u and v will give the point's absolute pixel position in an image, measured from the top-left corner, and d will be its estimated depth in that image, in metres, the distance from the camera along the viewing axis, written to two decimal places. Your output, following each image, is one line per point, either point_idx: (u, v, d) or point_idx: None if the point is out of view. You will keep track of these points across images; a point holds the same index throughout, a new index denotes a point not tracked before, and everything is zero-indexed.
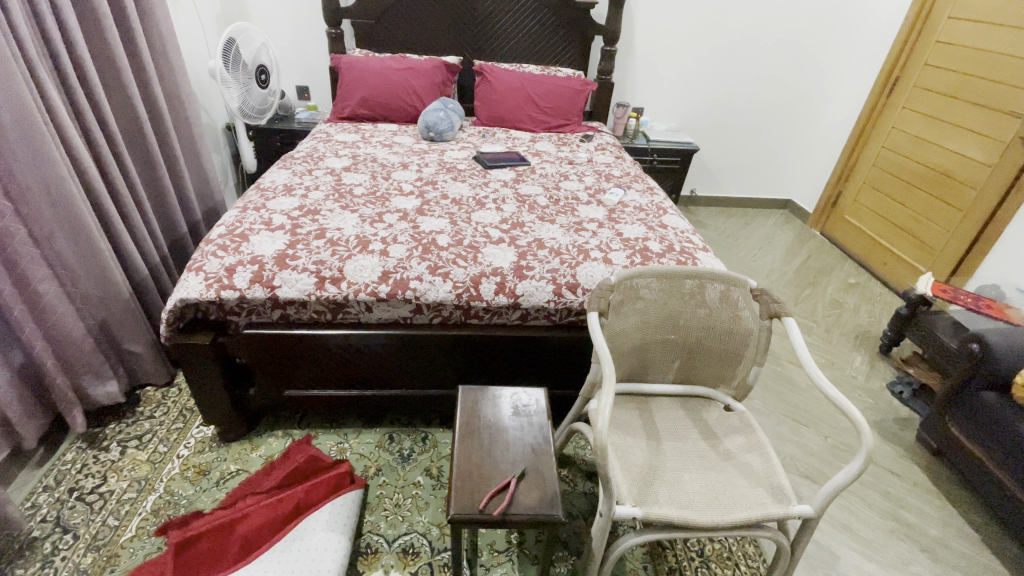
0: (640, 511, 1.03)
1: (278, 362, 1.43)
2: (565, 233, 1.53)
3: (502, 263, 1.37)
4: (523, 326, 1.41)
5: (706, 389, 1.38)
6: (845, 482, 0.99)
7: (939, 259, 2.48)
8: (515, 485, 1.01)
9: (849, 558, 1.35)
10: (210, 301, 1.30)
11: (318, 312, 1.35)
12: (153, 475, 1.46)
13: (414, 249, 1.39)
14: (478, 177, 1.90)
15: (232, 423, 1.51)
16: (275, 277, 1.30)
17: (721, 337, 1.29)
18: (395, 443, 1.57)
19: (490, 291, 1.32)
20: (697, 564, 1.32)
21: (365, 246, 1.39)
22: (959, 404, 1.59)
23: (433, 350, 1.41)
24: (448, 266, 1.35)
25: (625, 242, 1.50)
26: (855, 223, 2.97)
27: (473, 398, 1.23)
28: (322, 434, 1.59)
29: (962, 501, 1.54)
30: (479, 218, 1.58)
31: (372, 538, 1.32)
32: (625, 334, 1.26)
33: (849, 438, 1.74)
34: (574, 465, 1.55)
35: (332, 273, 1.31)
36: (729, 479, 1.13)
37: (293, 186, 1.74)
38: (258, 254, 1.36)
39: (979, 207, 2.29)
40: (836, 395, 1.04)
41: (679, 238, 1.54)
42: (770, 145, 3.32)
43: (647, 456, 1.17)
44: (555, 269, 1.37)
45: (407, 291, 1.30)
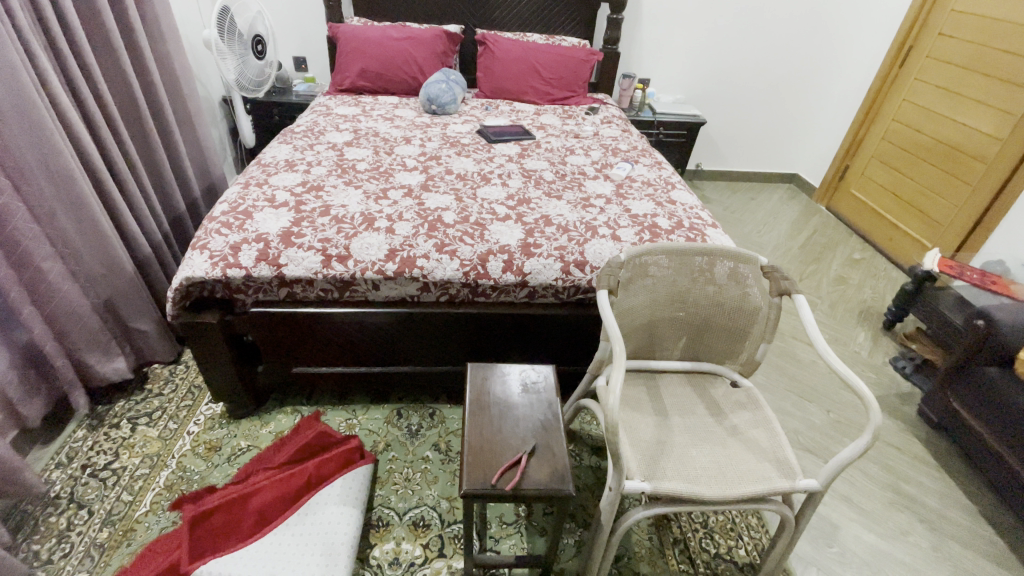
0: (648, 486, 1.04)
1: (287, 340, 1.43)
2: (572, 209, 1.51)
3: (509, 240, 1.36)
4: (530, 304, 1.40)
5: (713, 365, 1.38)
6: (852, 457, 0.99)
7: (945, 235, 2.45)
8: (525, 460, 1.03)
9: (849, 529, 1.38)
10: (216, 279, 1.29)
11: (325, 291, 1.34)
12: (165, 451, 1.48)
13: (419, 227, 1.38)
14: (482, 152, 1.86)
15: (242, 400, 1.52)
16: (281, 256, 1.29)
17: (730, 314, 1.29)
18: (404, 419, 1.59)
19: (498, 269, 1.31)
20: (700, 535, 1.35)
21: (370, 224, 1.37)
22: (962, 379, 1.60)
23: (440, 328, 1.41)
24: (455, 244, 1.33)
25: (633, 218, 1.48)
26: (862, 198, 2.94)
27: (482, 375, 1.23)
28: (331, 410, 1.60)
29: (962, 473, 1.57)
30: (485, 193, 1.56)
31: (383, 511, 1.34)
32: (634, 311, 1.26)
33: (851, 413, 1.75)
34: (580, 440, 1.57)
35: (338, 251, 1.30)
36: (735, 455, 1.14)
37: (295, 162, 1.71)
38: (263, 232, 1.35)
39: (988, 181, 2.26)
40: (846, 371, 1.04)
41: (688, 214, 1.52)
42: (778, 118, 3.25)
43: (655, 432, 1.18)
44: (563, 246, 1.36)
45: (414, 269, 1.29)
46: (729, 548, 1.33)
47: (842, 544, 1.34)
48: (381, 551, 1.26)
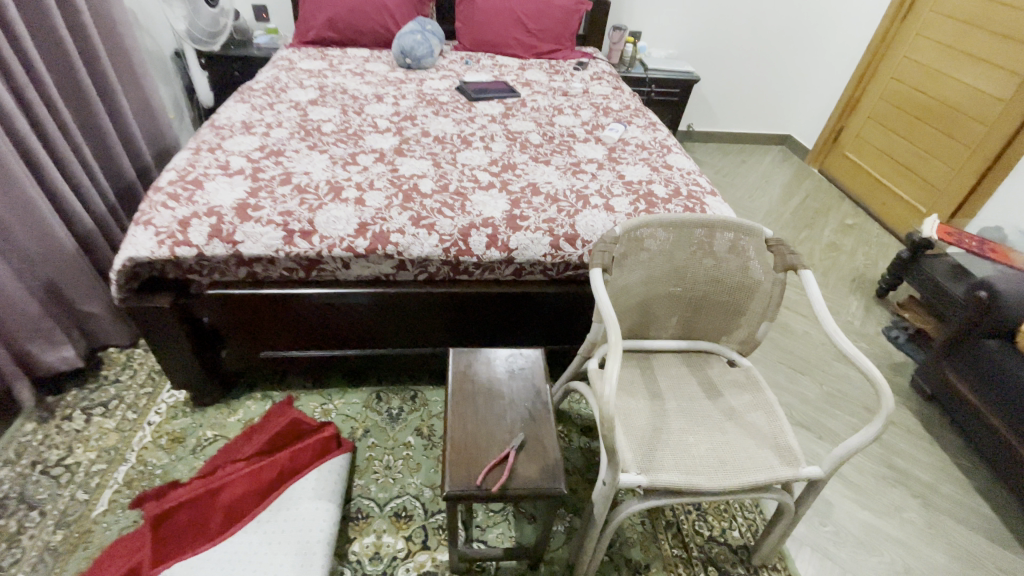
0: (644, 479, 0.97)
1: (250, 322, 1.31)
2: (561, 176, 1.38)
3: (493, 212, 1.24)
4: (517, 282, 1.29)
5: (710, 343, 1.30)
6: (860, 445, 0.93)
7: (940, 200, 2.37)
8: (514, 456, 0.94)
9: (843, 506, 1.36)
10: (164, 259, 1.15)
11: (289, 270, 1.21)
12: (123, 444, 1.37)
13: (393, 197, 1.24)
14: (462, 111, 1.70)
15: (206, 387, 1.41)
16: (236, 232, 1.15)
17: (730, 291, 1.20)
18: (383, 403, 1.50)
19: (481, 244, 1.19)
20: (694, 517, 1.31)
21: (337, 193, 1.23)
22: (960, 352, 1.56)
23: (419, 308, 1.30)
24: (432, 217, 1.20)
25: (628, 186, 1.36)
26: (857, 161, 2.84)
27: (465, 361, 1.14)
28: (305, 394, 1.50)
29: (954, 445, 1.55)
30: (465, 158, 1.42)
31: (362, 502, 1.27)
32: (629, 289, 1.16)
33: (845, 385, 1.71)
34: (569, 420, 1.50)
35: (300, 226, 1.16)
36: (735, 441, 1.08)
37: (252, 123, 1.53)
38: (216, 205, 1.20)
39: (988, 144, 2.17)
40: (855, 352, 0.96)
41: (686, 181, 1.41)
42: (774, 75, 3.10)
43: (650, 418, 1.11)
44: (551, 218, 1.24)
45: (388, 246, 1.16)
46: (722, 530, 1.29)
47: (836, 522, 1.32)
48: (361, 545, 1.19)
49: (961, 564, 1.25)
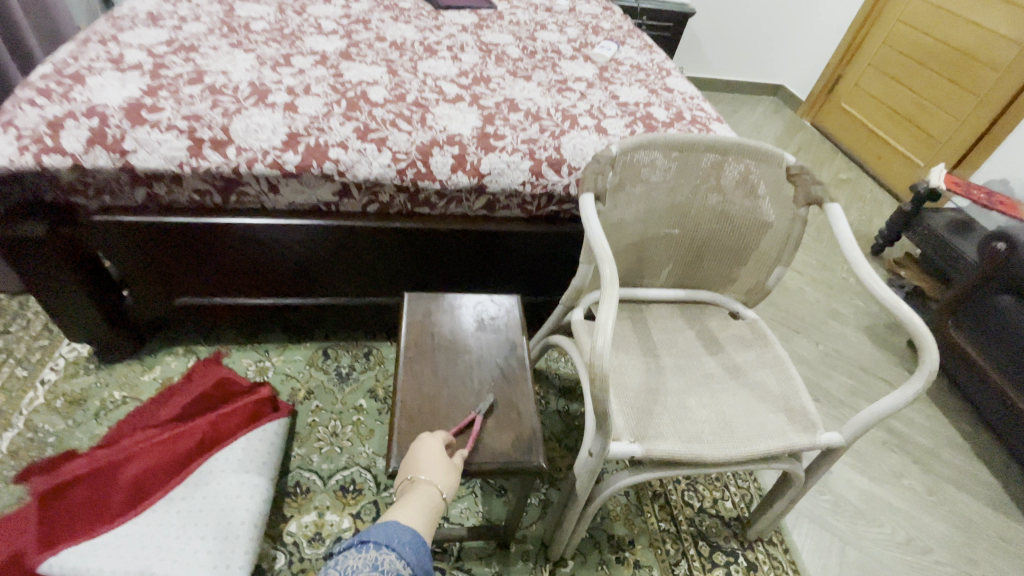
0: (639, 448, 0.81)
1: (157, 260, 1.05)
2: (544, 93, 1.15)
3: (460, 128, 1.01)
4: (487, 218, 1.08)
5: (710, 294, 1.12)
6: (890, 410, 0.78)
7: (941, 153, 2.26)
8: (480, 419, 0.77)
9: (842, 473, 1.24)
10: (31, 172, 0.88)
11: (201, 194, 0.97)
12: (9, 407, 1.11)
13: (334, 104, 1.00)
14: (427, 19, 1.43)
15: (110, 340, 1.16)
16: (124, 138, 0.90)
17: (739, 231, 1.02)
18: (331, 360, 1.29)
19: (444, 167, 0.97)
20: (683, 487, 1.17)
21: (262, 97, 0.99)
22: (967, 309, 1.45)
23: (369, 247, 1.08)
24: (383, 130, 0.97)
25: (622, 107, 1.15)
26: (852, 112, 2.69)
27: (424, 309, 0.93)
28: (237, 350, 1.27)
29: (952, 408, 1.47)
30: (428, 68, 1.17)
31: (302, 475, 1.07)
32: (622, 225, 0.96)
33: (842, 345, 1.59)
34: (546, 380, 1.33)
35: (211, 133, 0.91)
36: (742, 403, 0.92)
37: (161, 16, 1.22)
38: (99, 104, 0.93)
39: (998, 93, 2.04)
40: (894, 299, 0.80)
41: (689, 105, 1.20)
42: (771, 17, 2.87)
43: (643, 377, 0.94)
44: (532, 138, 1.02)
45: (326, 163, 0.92)
46: (714, 501, 1.16)
47: (834, 491, 1.21)
48: (298, 525, 1.00)
49: (963, 534, 1.17)
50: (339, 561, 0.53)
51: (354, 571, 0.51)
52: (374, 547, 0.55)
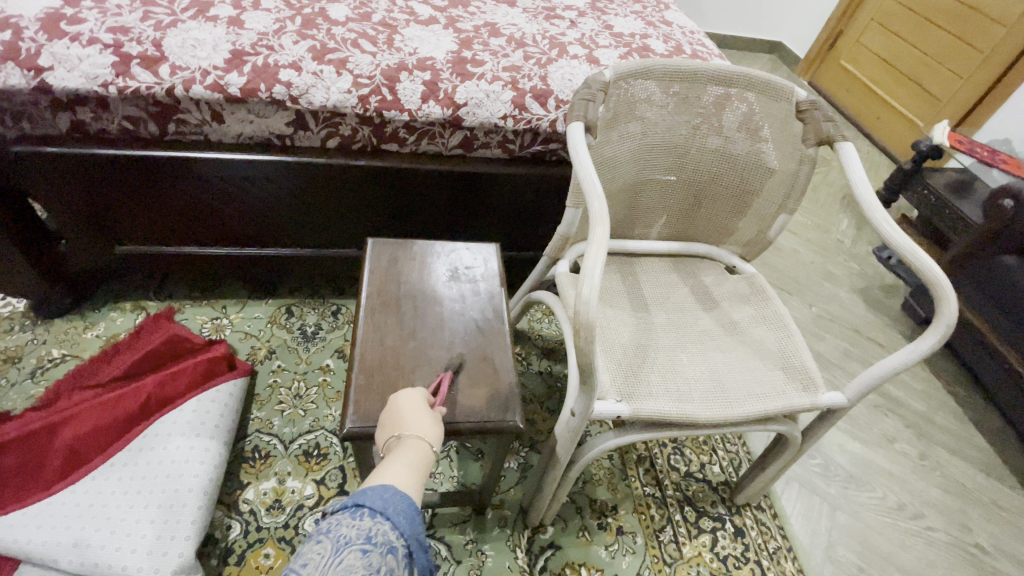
0: (626, 408, 0.73)
1: (88, 201, 0.93)
2: (529, 20, 1.03)
3: (432, 52, 0.89)
4: (465, 158, 0.97)
5: (705, 246, 1.03)
6: (904, 365, 0.71)
7: (943, 112, 2.17)
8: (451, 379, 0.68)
9: (834, 437, 1.20)
10: None
11: (134, 122, 0.84)
12: None
13: (288, 21, 0.87)
14: None
15: (45, 293, 1.04)
16: (40, 54, 0.77)
17: (741, 176, 0.93)
18: (296, 318, 1.19)
19: (414, 95, 0.85)
20: (669, 450, 1.12)
21: (201, 10, 0.85)
22: (969, 271, 1.39)
23: (330, 190, 0.97)
24: (344, 50, 0.85)
25: (616, 37, 1.03)
26: (852, 71, 2.58)
27: (389, 257, 0.83)
28: (191, 306, 1.16)
29: (947, 373, 1.43)
30: None
31: (261, 439, 0.99)
32: (615, 164, 0.87)
33: (835, 307, 1.54)
34: (528, 341, 1.25)
35: (141, 49, 0.79)
36: (738, 361, 0.84)
37: None
38: (12, 15, 0.80)
39: (1006, 47, 1.95)
40: (912, 246, 0.72)
41: (689, 38, 1.09)
42: None
43: (633, 333, 0.86)
44: (514, 65, 0.91)
45: (277, 87, 0.80)
46: (701, 465, 1.11)
47: (825, 455, 1.17)
48: (256, 492, 0.92)
49: (957, 498, 1.14)
50: (330, 527, 0.45)
51: (346, 543, 0.43)
52: (368, 514, 0.47)
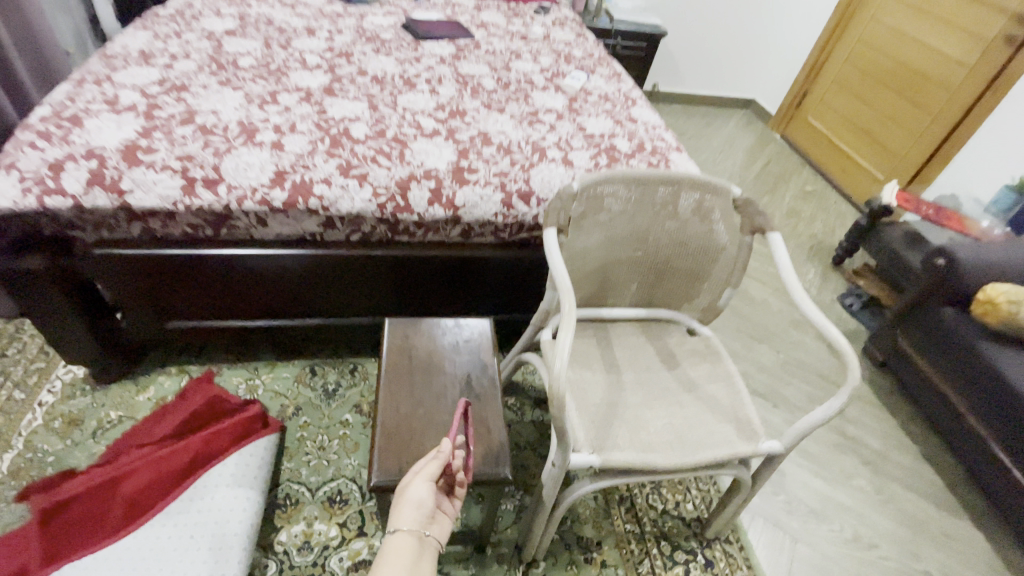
0: (597, 459, 0.89)
1: (151, 286, 1.11)
2: (516, 126, 1.24)
3: (436, 163, 1.09)
4: (464, 244, 1.16)
5: (670, 311, 1.21)
6: (822, 420, 0.89)
7: (899, 167, 2.38)
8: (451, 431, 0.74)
9: (797, 475, 1.34)
10: (33, 211, 0.94)
11: (194, 227, 1.03)
12: (8, 428, 1.15)
13: (319, 142, 1.08)
14: (407, 50, 1.51)
15: (104, 363, 1.20)
16: (122, 179, 0.96)
17: (694, 255, 1.11)
18: (318, 377, 1.36)
19: (422, 200, 1.05)
20: (648, 490, 1.26)
21: (250, 136, 1.06)
22: (915, 319, 1.56)
23: (350, 273, 1.15)
24: (365, 166, 1.05)
25: (588, 138, 1.24)
26: (817, 127, 2.82)
27: (403, 333, 1.01)
28: (228, 369, 1.33)
29: (903, 412, 1.58)
30: (408, 102, 1.25)
31: (291, 487, 1.14)
32: (588, 252, 1.05)
33: (801, 352, 1.70)
34: (522, 393, 1.42)
35: (203, 173, 0.98)
36: (694, 415, 1.01)
37: (153, 54, 1.30)
38: (97, 146, 0.99)
39: (950, 111, 2.16)
40: (823, 323, 0.90)
41: (650, 135, 1.30)
42: (739, 34, 3.00)
43: (605, 392, 1.03)
44: (503, 171, 1.11)
45: (311, 199, 1.00)
46: (676, 503, 1.25)
47: (789, 491, 1.31)
48: (288, 535, 1.07)
49: (909, 530, 1.27)
50: None
51: None
52: None
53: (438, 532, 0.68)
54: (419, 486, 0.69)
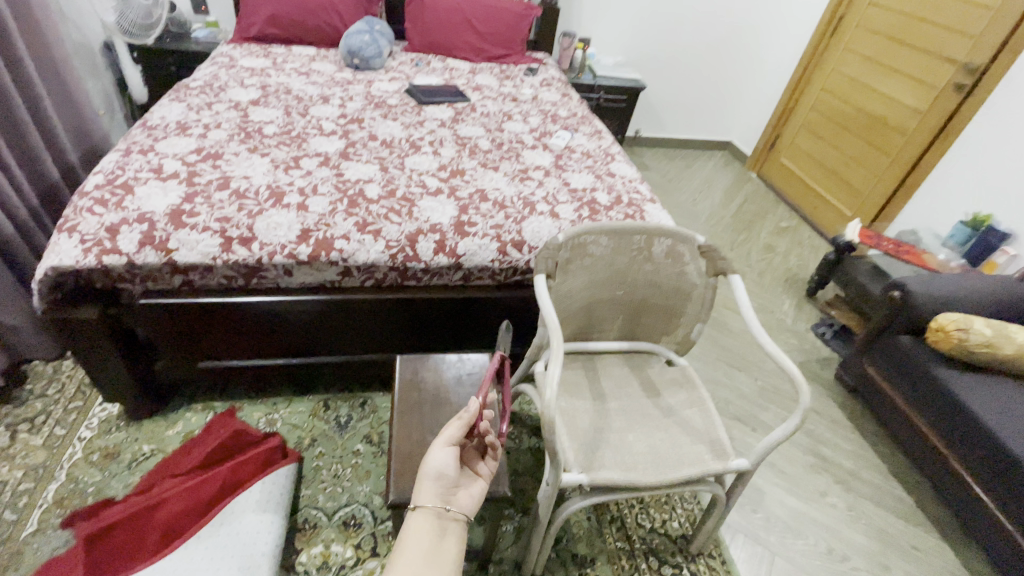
0: (586, 478, 1.01)
1: (187, 331, 1.25)
2: (509, 183, 1.41)
3: (440, 218, 1.25)
4: (465, 287, 1.31)
5: (650, 344, 1.36)
6: (781, 438, 1.01)
7: (865, 204, 2.57)
8: (473, 400, 0.80)
9: (774, 494, 1.45)
10: (92, 269, 1.08)
11: (228, 278, 1.18)
12: (53, 461, 1.27)
13: (338, 202, 1.23)
14: (411, 115, 1.70)
15: (140, 401, 1.33)
16: (170, 239, 1.11)
17: (669, 294, 1.24)
18: (331, 411, 1.48)
19: (429, 251, 1.20)
20: (637, 510, 1.37)
21: (278, 199, 1.22)
22: (878, 347, 1.70)
23: (363, 315, 1.30)
24: (378, 223, 1.20)
25: (573, 193, 1.41)
26: (791, 167, 3.03)
27: (412, 368, 1.15)
28: (249, 405, 1.46)
29: (873, 434, 1.70)
30: (413, 163, 1.43)
31: (309, 512, 1.25)
32: (573, 293, 1.18)
33: (777, 379, 1.84)
34: (519, 422, 1.54)
35: (239, 232, 1.14)
36: (671, 437, 1.14)
37: (189, 124, 1.47)
38: (148, 211, 1.15)
39: (906, 153, 2.35)
40: (778, 353, 1.03)
41: (628, 188, 1.47)
42: (714, 84, 3.26)
43: (593, 418, 1.15)
44: (499, 224, 1.26)
45: (332, 253, 1.15)
46: (663, 521, 1.36)
47: (767, 509, 1.42)
48: (308, 556, 1.17)
49: (879, 543, 1.38)
50: None
51: None
52: None
53: (462, 502, 0.73)
54: (439, 457, 0.75)
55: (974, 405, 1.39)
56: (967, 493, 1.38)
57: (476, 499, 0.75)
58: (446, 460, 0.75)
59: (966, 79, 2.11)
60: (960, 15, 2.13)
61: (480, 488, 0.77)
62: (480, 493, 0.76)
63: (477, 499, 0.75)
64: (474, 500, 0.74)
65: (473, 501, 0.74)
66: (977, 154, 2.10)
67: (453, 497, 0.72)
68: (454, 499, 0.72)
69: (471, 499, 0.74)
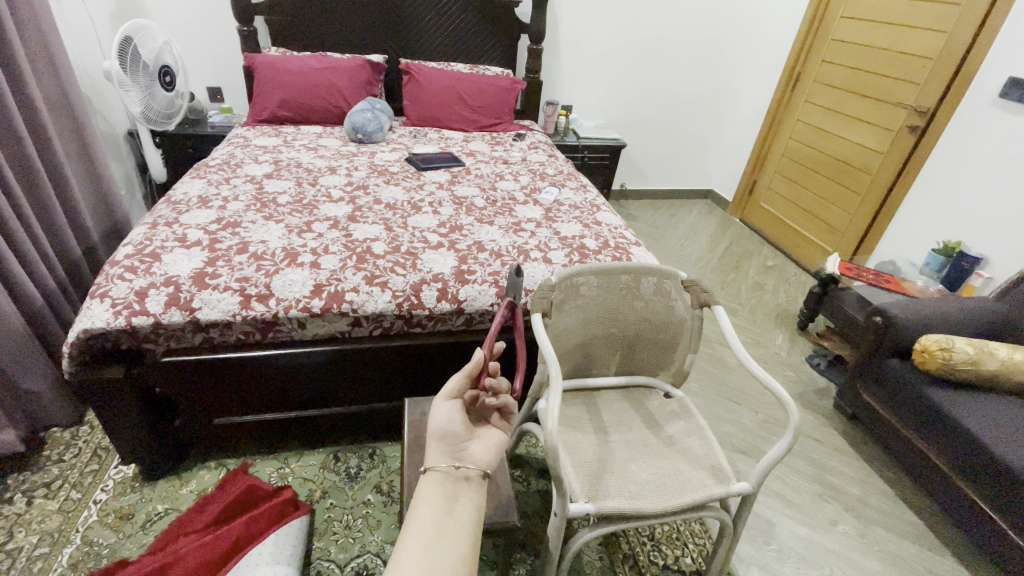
0: (593, 506, 1.05)
1: (205, 388, 1.31)
2: (504, 234, 1.53)
3: (442, 268, 1.35)
4: (467, 331, 1.40)
5: (647, 378, 1.41)
6: (778, 456, 1.05)
7: (844, 239, 2.71)
8: (477, 350, 0.72)
9: (785, 525, 1.46)
10: (120, 330, 1.16)
11: (246, 333, 1.26)
12: (68, 525, 1.29)
13: (347, 259, 1.34)
14: (411, 179, 1.86)
15: (154, 460, 1.36)
16: (193, 299, 1.19)
17: (659, 328, 1.31)
18: (342, 462, 1.51)
19: (433, 298, 1.30)
20: (649, 548, 1.37)
21: (293, 259, 1.33)
22: (869, 373, 1.75)
23: (373, 364, 1.37)
24: (385, 275, 1.31)
25: (563, 241, 1.52)
26: (771, 210, 3.21)
27: (421, 410, 1.22)
28: (260, 460, 1.49)
29: (878, 462, 1.71)
30: (415, 222, 1.56)
31: (322, 564, 1.26)
32: (569, 331, 1.24)
33: (777, 411, 1.87)
34: (526, 464, 1.56)
35: (257, 290, 1.23)
36: (673, 465, 1.17)
37: (209, 197, 1.61)
38: (173, 275, 1.24)
39: (875, 189, 2.52)
40: (765, 376, 1.08)
41: (614, 234, 1.59)
42: (690, 138, 3.50)
43: (595, 450, 1.20)
44: (495, 270, 1.37)
45: (343, 304, 1.24)
46: (676, 558, 1.36)
47: (779, 540, 1.41)
48: None
49: (895, 568, 1.37)
50: None
51: None
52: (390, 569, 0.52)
53: (477, 457, 0.69)
54: (444, 414, 0.70)
55: (967, 419, 1.42)
56: (974, 512, 1.39)
57: (494, 450, 0.71)
58: (451, 416, 0.70)
59: (920, 121, 2.30)
60: (905, 65, 2.35)
61: (499, 439, 0.73)
62: (498, 442, 0.72)
63: (495, 450, 0.71)
64: (491, 451, 0.70)
65: (491, 451, 0.70)
66: (939, 188, 2.24)
67: (465, 454, 0.68)
68: (467, 455, 0.68)
69: (488, 451, 0.70)
